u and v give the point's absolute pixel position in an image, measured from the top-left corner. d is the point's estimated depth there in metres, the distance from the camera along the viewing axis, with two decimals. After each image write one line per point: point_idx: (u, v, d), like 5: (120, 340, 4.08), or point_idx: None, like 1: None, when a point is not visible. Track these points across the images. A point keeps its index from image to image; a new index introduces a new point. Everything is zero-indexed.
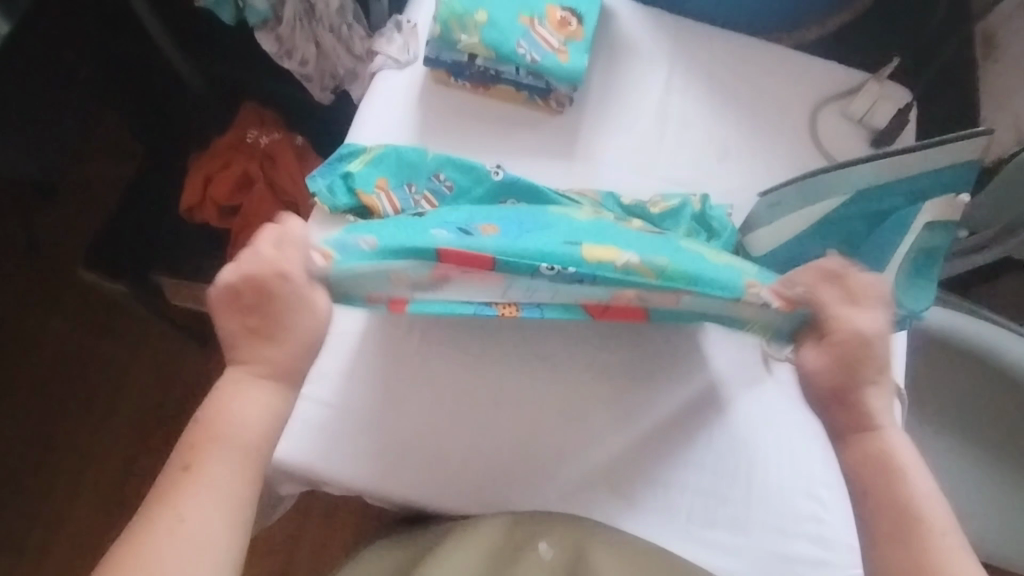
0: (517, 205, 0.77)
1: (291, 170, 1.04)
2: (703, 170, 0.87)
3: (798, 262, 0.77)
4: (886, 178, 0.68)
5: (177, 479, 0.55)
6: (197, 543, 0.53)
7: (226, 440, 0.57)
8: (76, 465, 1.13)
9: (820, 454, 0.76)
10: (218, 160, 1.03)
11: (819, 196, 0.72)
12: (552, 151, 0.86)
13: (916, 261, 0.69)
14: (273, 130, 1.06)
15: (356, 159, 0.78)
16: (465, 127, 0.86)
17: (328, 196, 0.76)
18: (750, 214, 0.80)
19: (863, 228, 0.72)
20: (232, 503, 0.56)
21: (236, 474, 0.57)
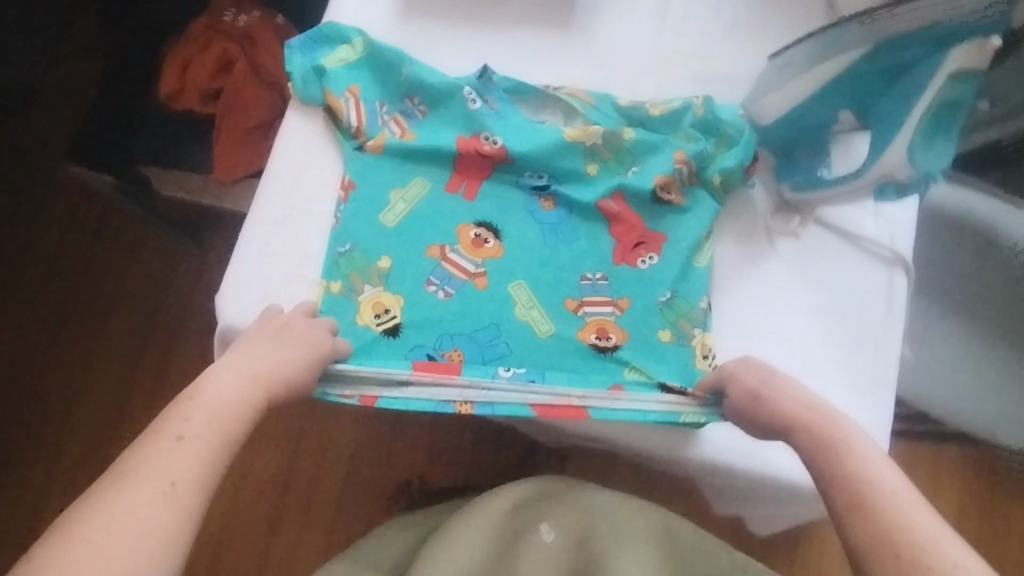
0: (493, 140, 0.73)
1: (273, 50, 0.98)
2: (706, 42, 0.82)
3: (804, 129, 0.73)
4: (907, 23, 0.62)
5: (163, 427, 0.53)
6: (186, 480, 0.51)
7: (208, 413, 0.55)
8: (83, 369, 1.14)
9: (820, 330, 0.75)
10: (196, 43, 0.97)
11: (835, 50, 0.67)
12: (546, 24, 0.81)
13: (935, 118, 0.64)
14: (251, 9, 1.00)
15: (332, 53, 0.74)
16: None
17: (300, 85, 0.72)
18: (760, 81, 0.76)
19: (877, 88, 0.67)
20: (224, 446, 0.54)
21: (231, 421, 0.55)
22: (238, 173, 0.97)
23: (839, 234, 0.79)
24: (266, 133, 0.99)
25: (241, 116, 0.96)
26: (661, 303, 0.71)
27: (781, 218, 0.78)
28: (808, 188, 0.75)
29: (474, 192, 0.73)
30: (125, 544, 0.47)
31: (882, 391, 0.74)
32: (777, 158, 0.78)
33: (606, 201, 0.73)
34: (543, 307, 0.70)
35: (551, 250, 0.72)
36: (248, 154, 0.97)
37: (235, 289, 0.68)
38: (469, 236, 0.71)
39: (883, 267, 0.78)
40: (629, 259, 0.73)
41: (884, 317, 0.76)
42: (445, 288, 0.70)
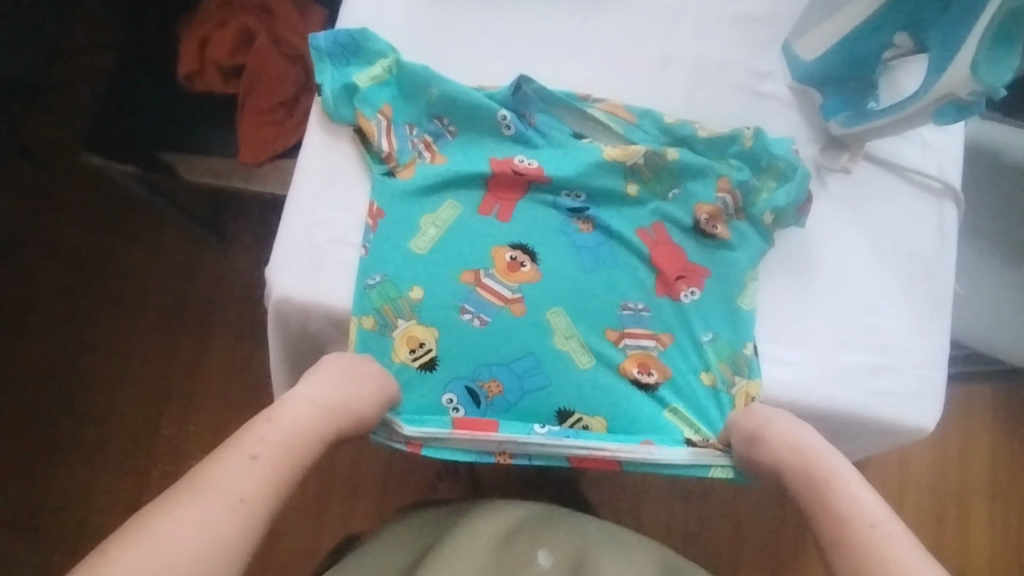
0: (528, 160, 0.72)
1: (294, 24, 0.93)
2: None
3: (855, 61, 0.73)
4: None
5: (240, 443, 0.54)
6: (256, 496, 0.51)
7: (283, 435, 0.56)
8: (112, 362, 1.09)
9: (875, 265, 0.76)
10: (213, 20, 0.93)
11: None
12: None
13: (1001, 28, 0.62)
14: None
15: (365, 70, 0.73)
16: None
17: (330, 104, 0.71)
18: (806, 16, 0.76)
19: (935, 7, 0.66)
20: (290, 472, 0.55)
21: (303, 449, 0.56)
22: (265, 153, 0.93)
23: (889, 168, 0.78)
24: (291, 110, 0.94)
25: (264, 95, 0.92)
26: (701, 342, 0.71)
27: (830, 153, 0.78)
28: (857, 121, 0.74)
29: (508, 213, 0.72)
30: (194, 547, 0.47)
31: (938, 318, 0.75)
32: (824, 94, 0.77)
33: (644, 229, 0.73)
34: (582, 335, 0.70)
35: (589, 276, 0.71)
36: (273, 133, 0.93)
37: (284, 259, 0.68)
38: (504, 260, 0.70)
39: (932, 199, 0.78)
40: (671, 292, 0.72)
41: (936, 245, 0.77)
42: (480, 315, 0.69)
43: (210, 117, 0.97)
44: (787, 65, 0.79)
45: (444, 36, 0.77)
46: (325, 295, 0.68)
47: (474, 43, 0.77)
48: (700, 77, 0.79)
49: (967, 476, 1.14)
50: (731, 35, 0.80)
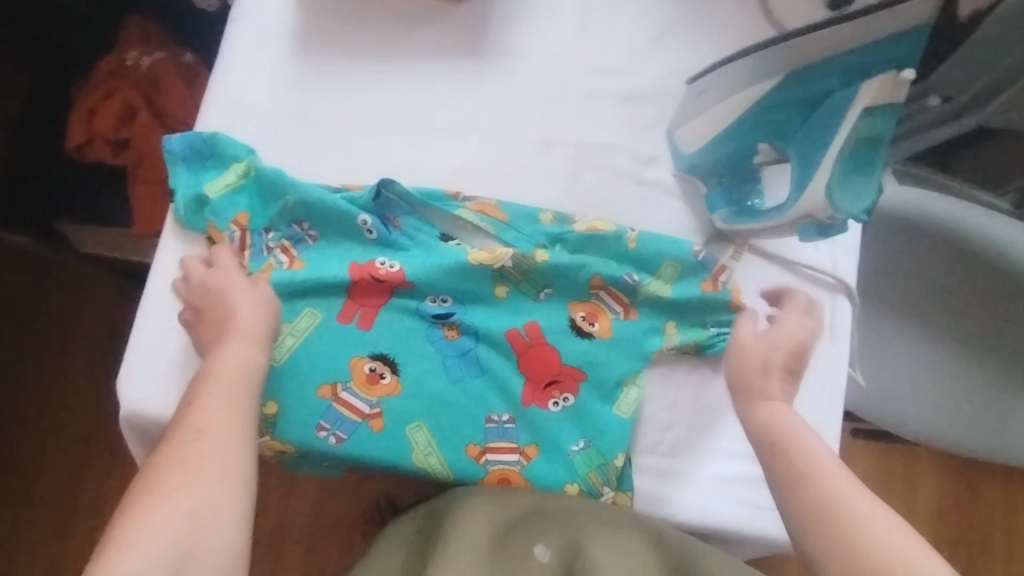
0: (389, 264, 0.74)
1: (180, 96, 0.92)
2: (627, 58, 0.80)
3: (730, 161, 0.71)
4: (818, 55, 0.56)
5: (183, 429, 0.60)
6: (216, 477, 0.58)
7: (218, 409, 0.61)
8: (47, 423, 1.10)
9: None
10: (98, 91, 0.91)
11: (744, 82, 0.62)
12: (457, 51, 0.80)
13: (852, 155, 0.58)
14: (156, 48, 0.93)
15: (215, 178, 0.75)
16: (367, 40, 0.80)
17: (184, 212, 0.74)
18: (684, 104, 0.73)
19: (794, 118, 0.61)
20: (239, 436, 0.60)
21: (236, 412, 0.62)
22: (158, 225, 0.93)
23: (778, 262, 0.77)
24: None
25: (152, 166, 0.91)
26: (571, 451, 0.72)
27: (715, 248, 0.77)
28: (737, 220, 0.73)
29: (368, 320, 0.74)
30: (185, 485, 0.56)
31: (830, 417, 0.74)
32: (707, 185, 0.76)
33: (517, 329, 0.74)
34: (442, 452, 0.72)
35: (452, 386, 0.73)
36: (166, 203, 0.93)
37: (134, 370, 0.72)
38: (363, 372, 0.72)
39: (825, 293, 0.77)
40: (539, 400, 0.73)
41: (828, 342, 0.76)
42: (337, 432, 0.72)
43: (108, 184, 0.96)
44: (671, 152, 0.78)
45: (317, 116, 0.78)
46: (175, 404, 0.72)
47: (349, 123, 0.78)
48: (583, 154, 0.79)
49: (941, 482, 1.19)
50: (617, 114, 0.79)
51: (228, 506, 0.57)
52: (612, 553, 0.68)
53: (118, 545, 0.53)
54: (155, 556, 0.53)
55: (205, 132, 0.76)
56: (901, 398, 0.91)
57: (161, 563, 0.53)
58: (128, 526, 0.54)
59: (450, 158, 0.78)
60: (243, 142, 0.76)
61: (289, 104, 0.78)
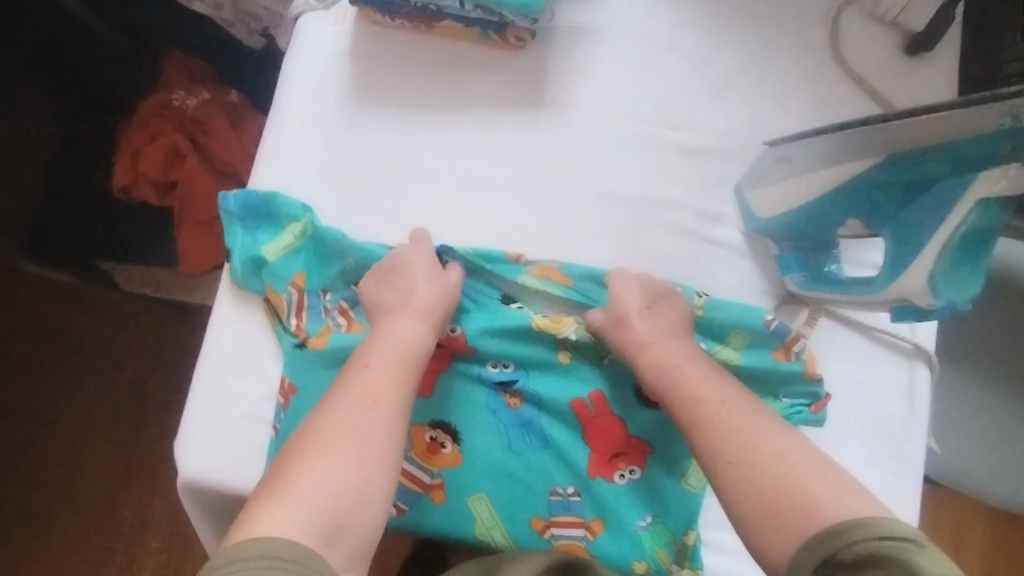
0: (452, 326, 0.72)
1: (226, 139, 0.89)
2: (694, 107, 0.76)
3: (809, 229, 0.67)
4: (923, 139, 0.54)
5: (353, 394, 0.59)
6: (375, 449, 0.56)
7: (386, 379, 0.61)
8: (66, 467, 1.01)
9: (841, 441, 0.72)
10: (145, 132, 0.89)
11: (838, 156, 0.59)
12: (515, 100, 0.76)
13: (963, 243, 0.55)
14: (200, 88, 0.90)
15: (273, 239, 0.72)
16: (418, 89, 0.77)
17: (240, 274, 0.71)
18: (755, 167, 0.70)
19: (893, 200, 0.58)
20: (404, 413, 0.60)
21: (403, 387, 0.61)
22: (206, 266, 0.91)
23: (856, 327, 0.74)
24: None
25: (199, 208, 0.89)
26: (637, 525, 0.71)
27: (787, 311, 0.74)
28: (814, 287, 0.70)
29: (429, 386, 0.71)
30: (351, 452, 0.55)
31: (907, 494, 0.72)
32: (779, 247, 0.72)
33: (581, 399, 0.72)
34: (506, 524, 0.70)
35: (515, 457, 0.71)
36: (213, 245, 0.91)
37: (191, 437, 0.70)
38: (424, 441, 0.70)
39: (903, 361, 0.74)
40: (605, 472, 0.71)
41: (905, 414, 0.73)
42: (398, 503, 0.69)
43: (152, 222, 0.93)
44: (740, 210, 0.75)
45: (375, 169, 0.75)
46: (233, 473, 0.69)
47: (402, 177, 0.75)
48: (649, 211, 0.75)
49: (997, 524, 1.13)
50: (681, 168, 0.76)
51: (384, 486, 0.56)
52: None
53: (281, 497, 0.52)
54: (316, 517, 0.51)
55: (259, 189, 0.74)
56: None
57: (317, 528, 0.51)
58: (291, 482, 0.53)
59: (510, 215, 0.75)
60: (298, 200, 0.73)
61: (344, 157, 0.75)
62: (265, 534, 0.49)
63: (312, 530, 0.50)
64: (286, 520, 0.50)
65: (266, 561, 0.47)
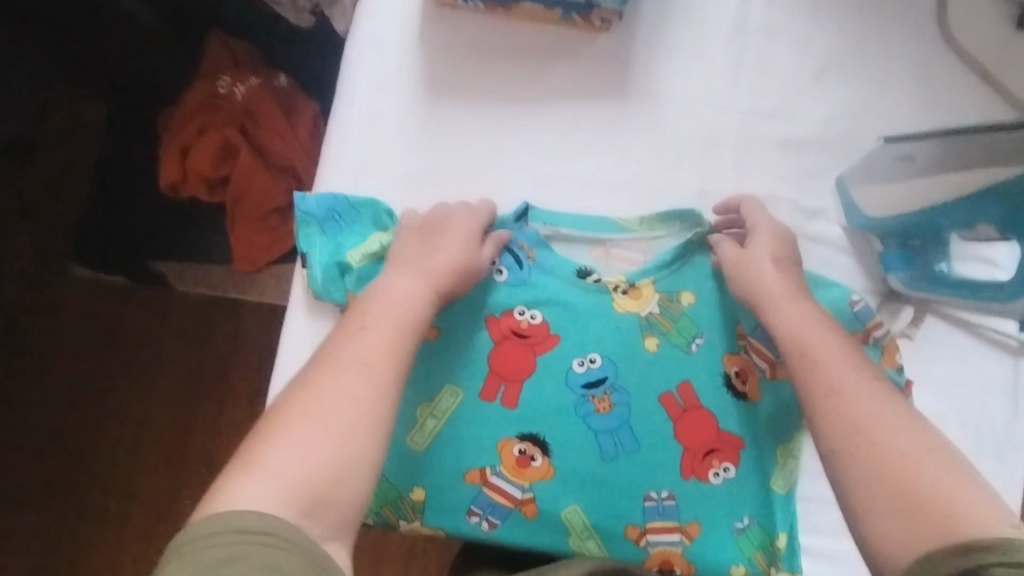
0: (531, 314, 0.68)
1: (278, 127, 0.85)
2: (789, 94, 0.72)
3: (924, 229, 0.63)
4: None
5: (341, 356, 0.52)
6: (364, 415, 0.49)
7: (379, 339, 0.54)
8: (124, 464, 0.99)
9: None
10: (193, 123, 0.85)
11: (980, 161, 0.55)
12: (600, 90, 0.72)
13: None
14: (248, 74, 0.86)
15: (359, 244, 0.68)
16: (498, 84, 0.72)
17: (319, 284, 0.67)
18: (874, 163, 0.67)
19: None
20: (400, 377, 0.53)
21: (399, 348, 0.54)
22: (262, 260, 0.87)
23: (957, 324, 0.70)
24: (285, 216, 0.88)
25: (256, 202, 0.85)
26: (735, 529, 0.68)
27: (888, 309, 0.70)
28: (924, 286, 0.66)
29: (513, 397, 0.67)
30: (336, 418, 0.49)
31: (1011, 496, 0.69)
32: (884, 244, 0.68)
33: (670, 392, 0.68)
34: (600, 534, 0.68)
35: (605, 463, 0.68)
36: (268, 239, 0.86)
37: None
38: (513, 455, 0.67)
39: (1007, 357, 0.71)
40: (698, 472, 0.68)
41: (1009, 412, 0.70)
42: (490, 516, 0.67)
43: (205, 218, 0.89)
44: (841, 204, 0.70)
45: (453, 167, 0.71)
46: None
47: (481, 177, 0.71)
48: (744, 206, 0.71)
49: None
50: (778, 164, 0.71)
51: (373, 451, 0.49)
52: None
53: (256, 463, 0.46)
54: (296, 487, 0.45)
55: (332, 193, 0.70)
56: None
57: (294, 499, 0.45)
58: (266, 445, 0.47)
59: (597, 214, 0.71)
60: (372, 203, 0.69)
61: (417, 157, 0.71)
62: (235, 506, 0.43)
63: (291, 503, 0.44)
64: (261, 490, 0.44)
65: (233, 537, 0.41)
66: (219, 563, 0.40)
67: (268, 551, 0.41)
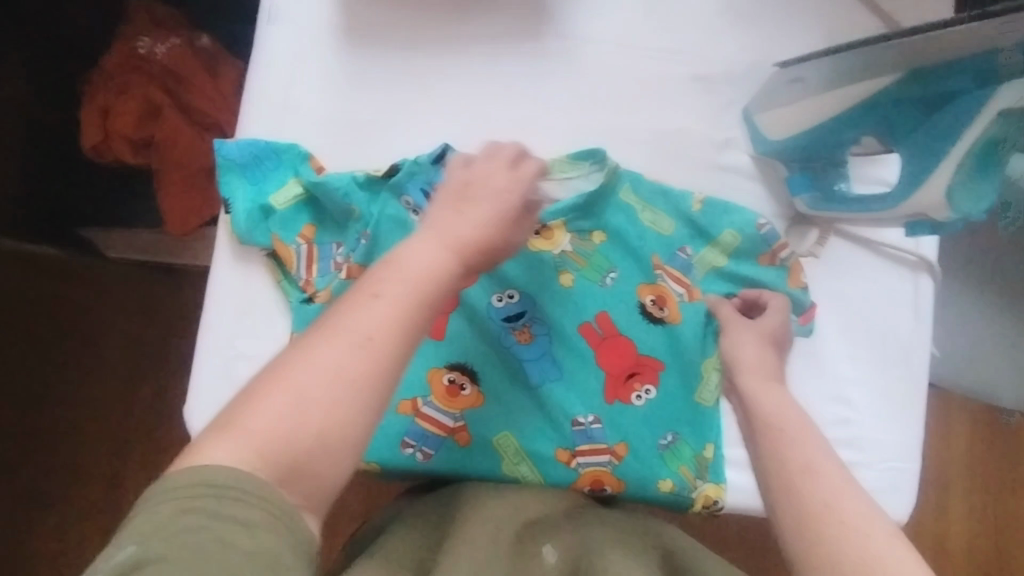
0: None
1: (202, 85, 0.86)
2: (697, 31, 0.75)
3: (823, 148, 0.67)
4: (945, 55, 0.53)
5: (344, 325, 0.48)
6: (356, 390, 0.47)
7: (387, 314, 0.49)
8: (72, 427, 1.03)
9: (847, 351, 0.74)
10: (113, 85, 0.85)
11: (862, 74, 0.59)
12: (517, 32, 0.74)
13: (981, 155, 0.55)
14: (169, 34, 0.86)
15: (279, 188, 0.70)
16: (420, 34, 0.74)
17: (243, 227, 0.68)
18: (769, 89, 0.70)
19: (912, 117, 0.58)
20: (406, 356, 0.49)
21: (411, 328, 0.49)
22: (193, 224, 0.86)
23: (861, 243, 0.75)
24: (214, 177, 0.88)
25: (183, 163, 0.85)
26: (660, 445, 0.71)
27: (797, 233, 0.74)
28: (825, 206, 0.70)
29: (441, 328, 0.70)
30: (322, 389, 0.46)
31: (915, 403, 0.74)
32: (788, 168, 0.72)
33: (588, 323, 0.72)
34: (532, 460, 0.70)
35: (533, 390, 0.71)
36: (197, 201, 0.86)
37: (202, 400, 0.68)
38: (443, 385, 0.70)
39: (908, 273, 0.75)
40: (621, 395, 0.71)
41: (911, 324, 0.74)
42: (423, 448, 0.69)
43: (134, 183, 0.90)
44: (749, 135, 0.74)
45: (375, 111, 0.72)
46: None
47: (405, 120, 0.72)
48: (656, 140, 0.74)
49: None
50: (693, 97, 0.75)
51: (359, 429, 0.47)
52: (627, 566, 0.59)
53: (235, 425, 0.45)
54: (269, 454, 0.44)
55: (254, 139, 0.71)
56: None
57: (268, 466, 0.44)
58: (248, 407, 0.45)
59: None
60: (295, 147, 0.71)
61: (339, 103, 0.72)
62: (207, 462, 0.43)
63: (260, 467, 0.43)
64: (225, 450, 0.43)
65: (202, 490, 0.41)
66: (173, 514, 0.41)
67: (230, 506, 0.41)
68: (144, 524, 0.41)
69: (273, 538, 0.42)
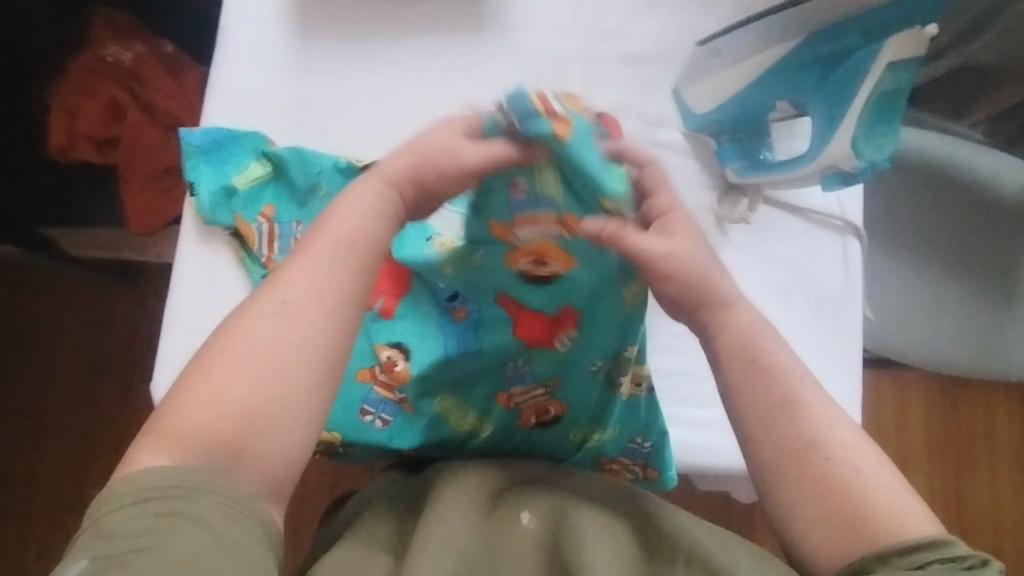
0: None
1: (165, 88, 0.91)
2: (626, 19, 0.81)
3: (744, 116, 0.72)
4: (840, 15, 0.61)
5: (262, 295, 0.50)
6: (283, 354, 0.49)
7: (305, 280, 0.51)
8: (36, 432, 1.08)
9: (782, 310, 0.78)
10: (79, 89, 0.89)
11: (768, 41, 0.65)
12: (460, 22, 0.80)
13: (878, 105, 0.64)
14: (134, 42, 0.91)
15: (241, 170, 0.74)
16: (368, 27, 0.79)
17: (208, 209, 0.72)
18: (687, 67, 0.74)
19: (815, 75, 0.66)
20: (342, 307, 0.51)
21: (342, 280, 0.51)
22: (155, 222, 0.91)
23: (789, 210, 0.80)
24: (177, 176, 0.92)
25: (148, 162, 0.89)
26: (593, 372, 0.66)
27: (728, 203, 0.79)
28: (752, 172, 0.76)
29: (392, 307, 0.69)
30: (247, 366, 0.48)
31: (853, 356, 0.77)
32: (717, 140, 0.78)
33: (503, 294, 0.63)
34: (474, 408, 0.68)
35: (451, 368, 0.67)
36: (160, 199, 0.91)
37: (166, 374, 0.69)
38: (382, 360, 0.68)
39: (836, 236, 0.80)
40: (547, 341, 0.65)
41: (842, 282, 0.79)
42: (382, 414, 0.68)
43: (98, 184, 0.93)
44: (679, 112, 0.79)
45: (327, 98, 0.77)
46: None
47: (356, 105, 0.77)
48: None
49: (929, 404, 1.24)
50: (623, 79, 0.80)
51: (297, 390, 0.49)
52: (601, 534, 0.56)
53: (164, 429, 0.47)
54: (199, 445, 0.46)
55: (220, 126, 0.75)
56: (911, 327, 0.95)
57: (209, 453, 0.46)
58: (173, 405, 0.48)
59: None
60: (258, 133, 0.75)
61: (293, 91, 0.77)
62: (143, 467, 0.46)
63: (200, 459, 0.46)
64: (163, 452, 0.46)
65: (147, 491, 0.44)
66: (131, 517, 0.44)
67: (197, 497, 0.44)
68: (103, 530, 0.43)
69: (237, 525, 0.45)
